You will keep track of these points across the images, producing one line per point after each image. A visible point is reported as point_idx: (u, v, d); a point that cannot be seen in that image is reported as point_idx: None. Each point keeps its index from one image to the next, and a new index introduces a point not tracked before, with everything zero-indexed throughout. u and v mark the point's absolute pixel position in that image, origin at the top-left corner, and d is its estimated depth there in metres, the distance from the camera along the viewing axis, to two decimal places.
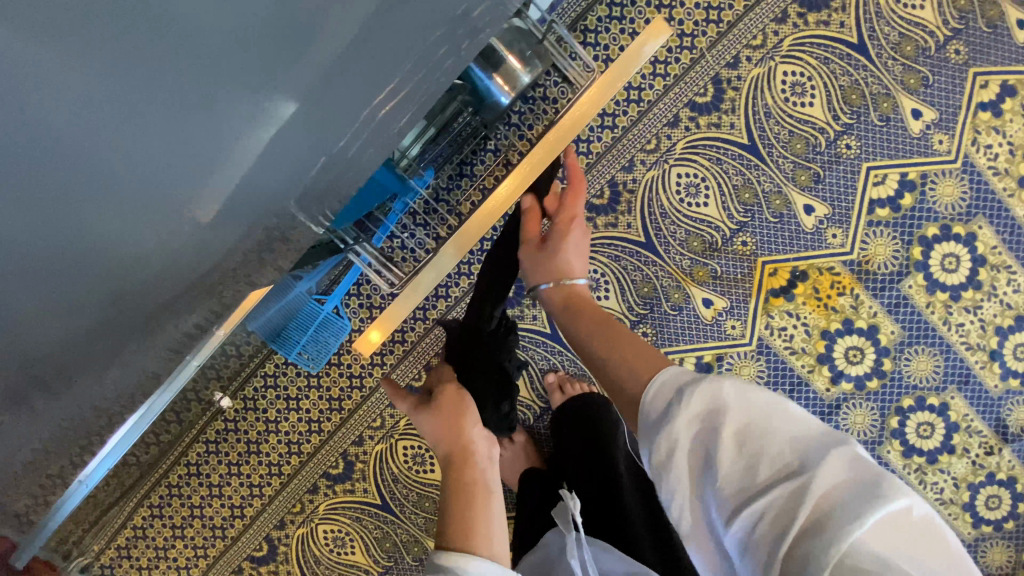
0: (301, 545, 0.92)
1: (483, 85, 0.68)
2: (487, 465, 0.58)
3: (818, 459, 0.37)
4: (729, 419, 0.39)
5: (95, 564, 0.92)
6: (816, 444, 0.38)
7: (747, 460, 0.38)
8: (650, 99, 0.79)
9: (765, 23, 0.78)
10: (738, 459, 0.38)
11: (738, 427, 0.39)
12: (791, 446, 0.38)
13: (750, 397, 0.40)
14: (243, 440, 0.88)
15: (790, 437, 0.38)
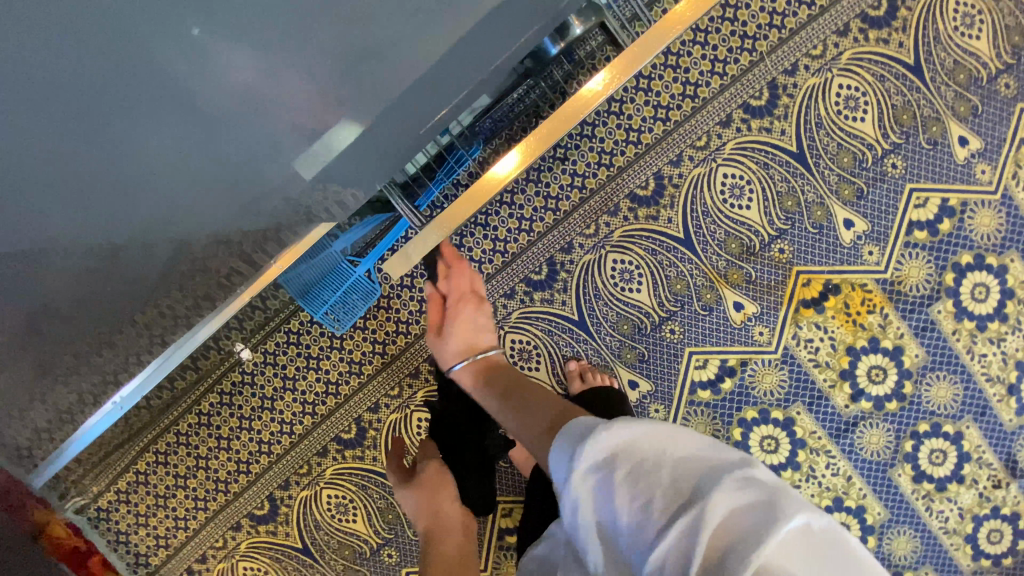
0: (303, 508, 0.91)
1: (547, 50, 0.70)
2: (451, 525, 0.69)
3: (704, 485, 0.38)
4: (621, 465, 0.42)
5: (91, 507, 0.91)
6: (704, 472, 0.40)
7: (643, 499, 0.39)
8: (705, 96, 0.80)
9: (826, 34, 0.79)
10: (635, 504, 0.40)
11: (631, 470, 0.41)
12: (680, 481, 0.39)
13: (638, 436, 0.43)
14: (258, 394, 0.88)
15: (678, 470, 0.40)
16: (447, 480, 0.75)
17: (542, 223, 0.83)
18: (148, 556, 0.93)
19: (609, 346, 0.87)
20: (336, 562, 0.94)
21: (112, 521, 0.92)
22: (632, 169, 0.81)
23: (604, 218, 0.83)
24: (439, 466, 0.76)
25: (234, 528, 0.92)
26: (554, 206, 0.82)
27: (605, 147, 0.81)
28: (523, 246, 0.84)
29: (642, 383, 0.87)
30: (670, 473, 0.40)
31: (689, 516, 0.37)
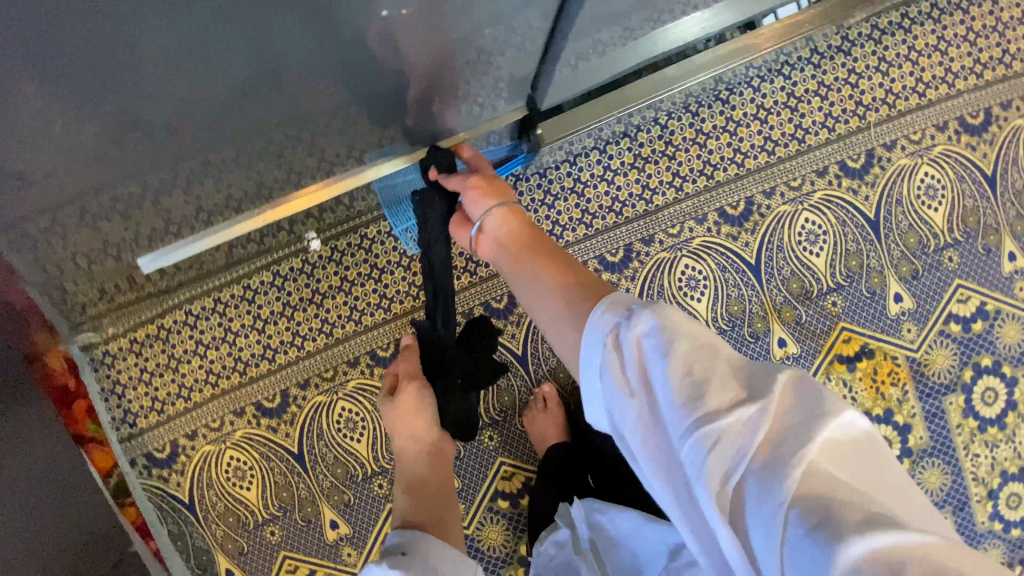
0: (312, 413, 0.90)
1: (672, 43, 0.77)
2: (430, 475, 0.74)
3: (767, 381, 0.36)
4: (677, 339, 0.38)
5: (99, 348, 0.88)
6: (763, 368, 0.37)
7: (698, 378, 0.37)
8: (810, 144, 0.87)
9: (927, 125, 0.87)
10: (687, 377, 0.37)
11: (687, 356, 0.38)
12: (732, 373, 0.37)
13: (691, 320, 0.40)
14: (311, 286, 0.88)
15: (727, 363, 0.38)
16: (426, 400, 0.73)
17: (632, 210, 0.86)
18: (137, 416, 0.90)
19: None
20: (324, 477, 0.92)
21: (114, 369, 0.89)
22: (728, 188, 0.87)
23: (690, 223, 0.87)
24: (419, 391, 0.73)
25: (236, 414, 0.90)
26: (649, 197, 0.86)
27: (711, 159, 0.86)
28: (608, 226, 0.87)
29: None
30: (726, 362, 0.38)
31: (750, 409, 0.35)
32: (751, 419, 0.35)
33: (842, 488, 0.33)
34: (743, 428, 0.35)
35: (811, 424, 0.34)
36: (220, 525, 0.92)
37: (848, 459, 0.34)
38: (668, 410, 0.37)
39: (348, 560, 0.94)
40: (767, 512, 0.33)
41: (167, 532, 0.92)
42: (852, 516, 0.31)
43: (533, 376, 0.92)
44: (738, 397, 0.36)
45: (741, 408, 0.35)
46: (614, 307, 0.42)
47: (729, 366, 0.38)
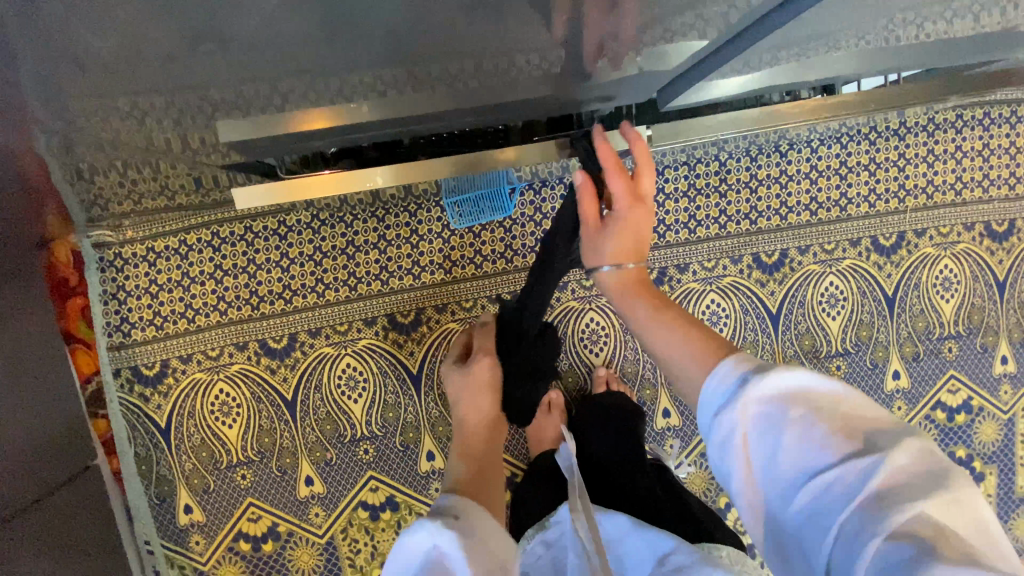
0: (315, 363, 0.88)
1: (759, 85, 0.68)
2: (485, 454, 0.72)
3: (883, 441, 0.37)
4: (797, 406, 0.41)
5: (112, 248, 0.85)
6: (881, 430, 0.38)
7: (810, 439, 0.39)
8: (851, 213, 0.90)
9: (957, 221, 0.92)
10: (798, 437, 0.39)
11: (811, 407, 0.40)
12: (853, 426, 0.38)
13: (814, 386, 0.42)
14: (346, 237, 0.87)
15: (852, 419, 0.39)
16: (495, 378, 0.74)
17: (675, 235, 0.88)
18: (133, 327, 0.86)
19: None
20: (310, 431, 0.89)
21: (122, 273, 0.85)
22: (768, 236, 0.90)
23: (725, 261, 0.89)
24: (491, 367, 0.74)
25: (237, 347, 0.87)
26: (693, 228, 0.89)
27: (758, 205, 0.89)
28: (648, 246, 0.89)
29: (673, 417, 0.95)
30: (841, 421, 0.39)
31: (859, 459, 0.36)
32: (861, 468, 0.36)
33: (948, 541, 0.32)
34: (846, 475, 0.36)
35: (921, 481, 0.34)
36: (191, 457, 0.89)
37: (959, 519, 0.33)
38: (775, 463, 0.40)
39: (313, 519, 0.91)
40: (855, 551, 0.34)
41: (133, 454, 0.88)
42: (946, 555, 0.30)
43: None
44: (852, 445, 0.37)
45: (850, 458, 0.37)
46: (740, 368, 0.45)
47: (854, 423, 0.39)
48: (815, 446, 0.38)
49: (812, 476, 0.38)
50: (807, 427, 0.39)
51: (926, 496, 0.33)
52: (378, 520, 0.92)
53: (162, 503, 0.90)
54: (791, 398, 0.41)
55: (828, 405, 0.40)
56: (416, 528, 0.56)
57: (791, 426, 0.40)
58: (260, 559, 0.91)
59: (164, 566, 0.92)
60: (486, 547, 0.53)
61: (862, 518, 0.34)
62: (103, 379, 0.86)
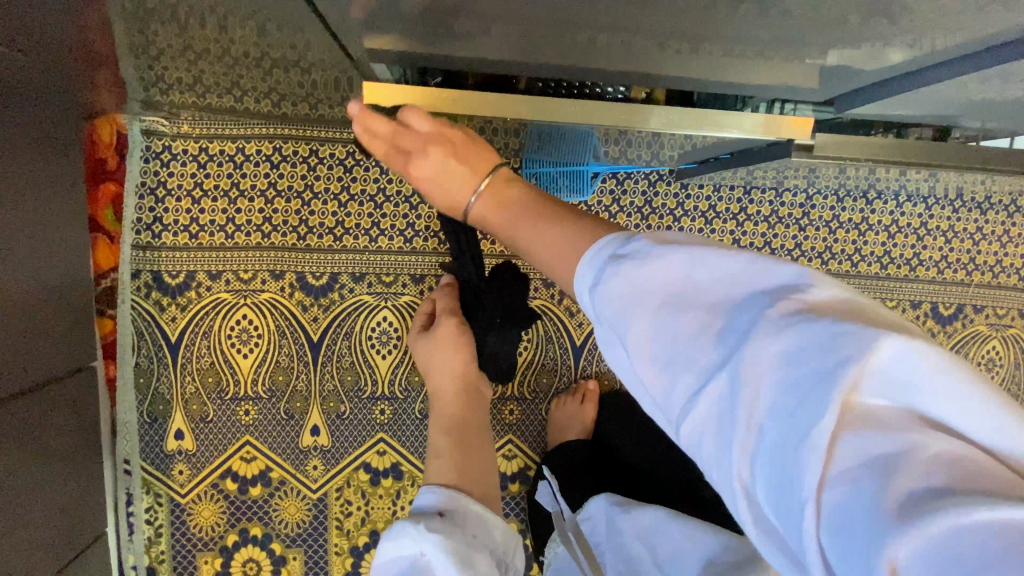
0: (350, 310, 0.82)
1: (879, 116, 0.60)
2: (469, 425, 0.73)
3: (745, 335, 0.28)
4: (654, 310, 0.32)
5: (162, 138, 0.78)
6: (743, 312, 0.29)
7: (681, 348, 0.30)
8: (919, 275, 0.89)
9: (1015, 306, 0.92)
10: (663, 347, 0.31)
11: (666, 310, 0.31)
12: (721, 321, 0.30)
13: (651, 271, 0.33)
14: (414, 184, 0.81)
15: (716, 302, 0.30)
16: (463, 337, 0.72)
17: None
18: (165, 228, 0.79)
19: None
20: (329, 378, 0.84)
21: (167, 168, 0.78)
22: (835, 280, 0.88)
23: None
24: (456, 327, 0.72)
25: (272, 274, 0.81)
26: (765, 255, 0.86)
27: (832, 247, 0.87)
28: None
29: None
30: (694, 312, 0.31)
31: (723, 371, 0.29)
32: (742, 378, 0.28)
33: (898, 467, 0.24)
34: (734, 403, 0.28)
35: (802, 381, 0.26)
36: (195, 381, 0.82)
37: (874, 393, 0.26)
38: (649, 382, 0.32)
39: (310, 472, 0.86)
40: (786, 502, 0.26)
41: (133, 365, 0.82)
42: (901, 480, 0.23)
43: (578, 369, 0.89)
44: (720, 349, 0.29)
45: (717, 371, 0.29)
46: (598, 273, 0.36)
47: (713, 311, 0.30)
48: (682, 362, 0.30)
49: (686, 406, 0.30)
50: (677, 333, 0.31)
51: (823, 396, 0.25)
52: (378, 486, 0.87)
53: (153, 422, 0.83)
54: (640, 299, 0.33)
55: (672, 291, 0.32)
56: (399, 529, 0.58)
57: (648, 338, 0.32)
58: (243, 502, 0.86)
59: (139, 489, 0.85)
60: (471, 547, 0.58)
61: (755, 459, 0.27)
62: (119, 278, 0.80)
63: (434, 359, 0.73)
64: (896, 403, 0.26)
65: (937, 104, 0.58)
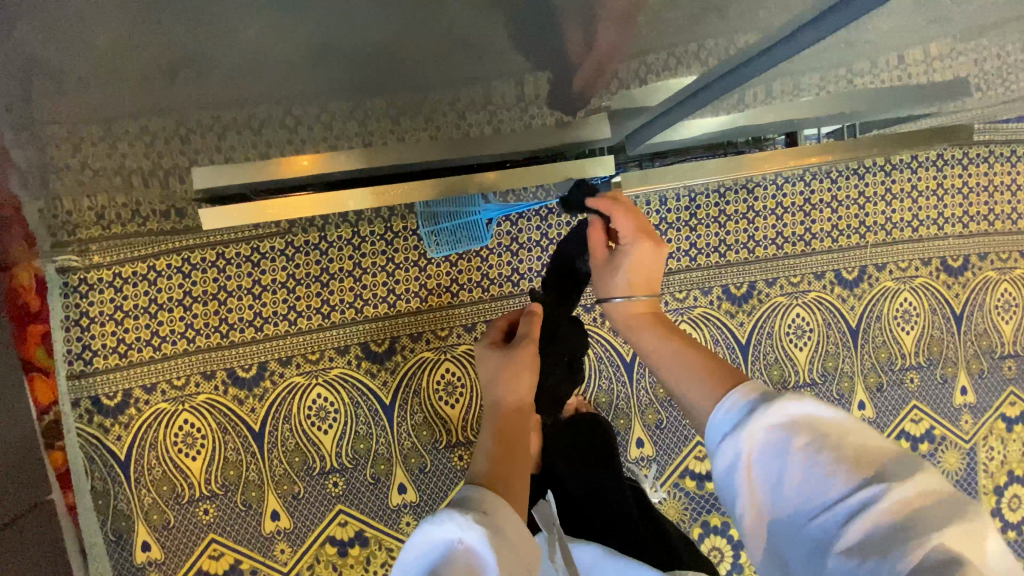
0: (285, 394, 0.86)
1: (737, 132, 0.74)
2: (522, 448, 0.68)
3: (885, 471, 0.35)
4: (796, 429, 0.38)
5: (78, 273, 0.83)
6: (883, 460, 0.36)
7: (815, 464, 0.37)
8: (815, 247, 0.94)
9: (914, 257, 0.96)
10: (794, 453, 0.38)
11: (816, 437, 0.38)
12: (859, 456, 0.36)
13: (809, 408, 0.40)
14: (321, 264, 0.86)
15: (858, 444, 0.37)
16: (535, 363, 0.71)
17: None
18: (96, 354, 0.83)
19: (638, 400, 0.96)
20: (279, 462, 0.87)
21: (88, 299, 0.83)
22: (737, 269, 0.92)
23: (695, 292, 0.92)
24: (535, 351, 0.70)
25: (204, 375, 0.85)
26: (665, 260, 0.91)
27: (727, 240, 0.92)
28: None
29: (646, 447, 0.95)
30: (838, 444, 0.37)
31: (859, 491, 0.35)
32: (872, 497, 0.34)
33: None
34: (855, 513, 0.34)
35: (928, 515, 0.32)
36: (151, 491, 0.85)
37: (981, 543, 0.31)
38: (770, 482, 0.38)
39: (279, 556, 0.88)
40: None
41: (89, 488, 0.84)
42: None
43: None
44: (861, 474, 0.35)
45: (856, 492, 0.35)
46: (744, 400, 0.42)
47: (853, 449, 0.37)
48: (821, 477, 0.36)
49: (814, 510, 0.36)
50: (810, 451, 0.37)
51: (941, 526, 0.31)
52: (347, 556, 0.89)
53: (119, 540, 0.86)
54: (792, 424, 0.39)
55: (820, 423, 0.38)
56: (440, 515, 0.50)
57: (790, 451, 0.38)
58: None
59: None
60: (514, 550, 0.49)
61: (862, 560, 0.33)
62: (61, 410, 0.83)
63: (499, 372, 0.69)
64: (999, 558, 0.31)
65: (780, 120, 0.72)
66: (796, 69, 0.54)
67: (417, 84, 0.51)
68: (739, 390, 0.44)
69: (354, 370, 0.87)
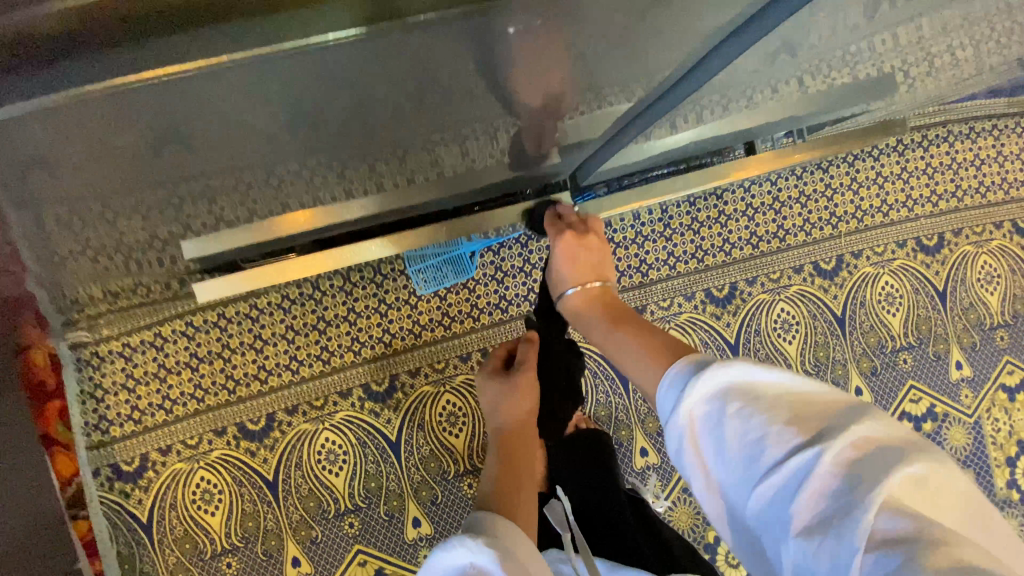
0: (294, 441, 0.89)
1: (698, 146, 0.80)
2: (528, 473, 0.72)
3: (824, 429, 0.36)
4: (735, 399, 0.40)
5: (89, 347, 0.87)
6: (821, 414, 0.38)
7: (759, 433, 0.38)
8: (789, 242, 0.97)
9: (889, 240, 0.99)
10: (739, 423, 0.39)
11: (751, 402, 0.40)
12: (795, 415, 0.38)
13: (748, 371, 0.41)
14: (317, 312, 0.90)
15: (795, 402, 0.39)
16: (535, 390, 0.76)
17: (629, 280, 0.94)
18: (112, 423, 0.87)
19: (637, 410, 0.98)
20: (295, 509, 0.89)
21: (100, 371, 0.87)
22: (716, 272, 0.95)
23: (679, 299, 0.95)
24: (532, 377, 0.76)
25: (215, 432, 0.88)
26: (645, 271, 0.94)
27: (703, 245, 0.95)
28: None
29: (651, 455, 0.97)
30: (777, 406, 0.39)
31: (802, 453, 0.36)
32: (813, 458, 0.35)
33: (921, 533, 0.32)
34: (798, 474, 0.36)
35: (865, 469, 0.34)
36: (175, 550, 0.88)
37: (913, 485, 0.34)
38: (722, 454, 0.40)
39: None
40: (834, 562, 0.33)
41: (116, 554, 0.87)
42: (920, 547, 0.31)
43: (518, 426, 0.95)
44: (800, 436, 0.37)
45: (799, 454, 0.36)
46: (686, 372, 0.44)
47: (787, 407, 0.38)
48: (759, 441, 0.38)
49: (759, 475, 0.38)
50: (750, 417, 0.39)
51: (877, 481, 0.33)
52: None
53: None
54: (735, 394, 0.41)
55: (760, 388, 0.40)
56: (450, 543, 0.52)
57: (731, 417, 0.40)
58: None
59: None
60: (520, 560, 0.52)
61: (811, 530, 0.34)
62: (83, 480, 0.86)
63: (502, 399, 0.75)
64: (930, 496, 0.34)
65: (735, 131, 0.79)
66: (730, 83, 0.57)
67: (378, 138, 0.54)
68: (680, 364, 0.45)
69: (357, 411, 0.90)
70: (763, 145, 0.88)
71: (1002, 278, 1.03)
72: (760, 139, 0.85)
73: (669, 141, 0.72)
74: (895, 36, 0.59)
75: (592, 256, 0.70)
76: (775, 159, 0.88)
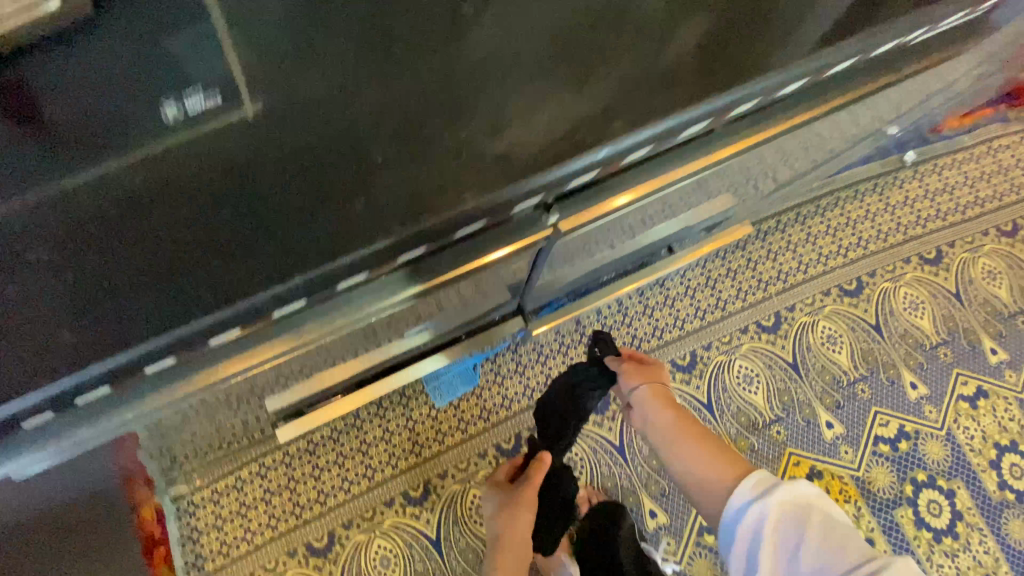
0: (353, 552, 1.06)
1: (627, 260, 1.04)
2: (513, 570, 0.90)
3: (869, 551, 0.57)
4: (805, 517, 0.61)
5: (184, 499, 1.08)
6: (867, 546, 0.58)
7: (825, 544, 0.59)
8: (730, 309, 1.17)
9: (815, 291, 1.19)
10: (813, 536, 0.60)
11: (816, 522, 0.61)
12: (852, 544, 0.58)
13: (811, 501, 0.63)
14: (358, 438, 1.11)
15: (848, 534, 0.60)
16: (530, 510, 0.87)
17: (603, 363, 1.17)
18: (207, 561, 1.06)
19: (638, 475, 1.12)
20: None
21: (194, 517, 1.07)
22: (675, 344, 1.16)
23: None
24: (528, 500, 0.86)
25: (290, 555, 1.06)
26: None
27: (659, 325, 1.16)
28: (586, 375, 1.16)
29: (660, 514, 1.10)
30: (834, 530, 0.60)
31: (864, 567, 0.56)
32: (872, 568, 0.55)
33: None
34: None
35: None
36: None
37: None
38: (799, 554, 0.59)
39: None
40: None
41: None
42: None
43: None
44: (857, 555, 0.57)
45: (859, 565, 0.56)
46: (765, 491, 0.64)
47: (845, 537, 0.59)
48: (830, 553, 0.58)
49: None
50: (820, 536, 0.59)
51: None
52: None
53: None
54: (806, 518, 0.61)
55: (821, 515, 0.62)
56: None
57: (807, 528, 0.60)
58: None
59: None
60: None
61: None
62: None
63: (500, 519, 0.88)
64: None
65: (652, 245, 1.02)
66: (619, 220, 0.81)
67: None
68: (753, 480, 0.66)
69: (401, 517, 1.08)
70: (682, 245, 1.11)
71: (926, 304, 1.20)
72: (677, 243, 1.09)
73: (598, 263, 0.95)
74: (738, 181, 0.84)
75: (655, 372, 0.83)
76: (693, 253, 1.12)
